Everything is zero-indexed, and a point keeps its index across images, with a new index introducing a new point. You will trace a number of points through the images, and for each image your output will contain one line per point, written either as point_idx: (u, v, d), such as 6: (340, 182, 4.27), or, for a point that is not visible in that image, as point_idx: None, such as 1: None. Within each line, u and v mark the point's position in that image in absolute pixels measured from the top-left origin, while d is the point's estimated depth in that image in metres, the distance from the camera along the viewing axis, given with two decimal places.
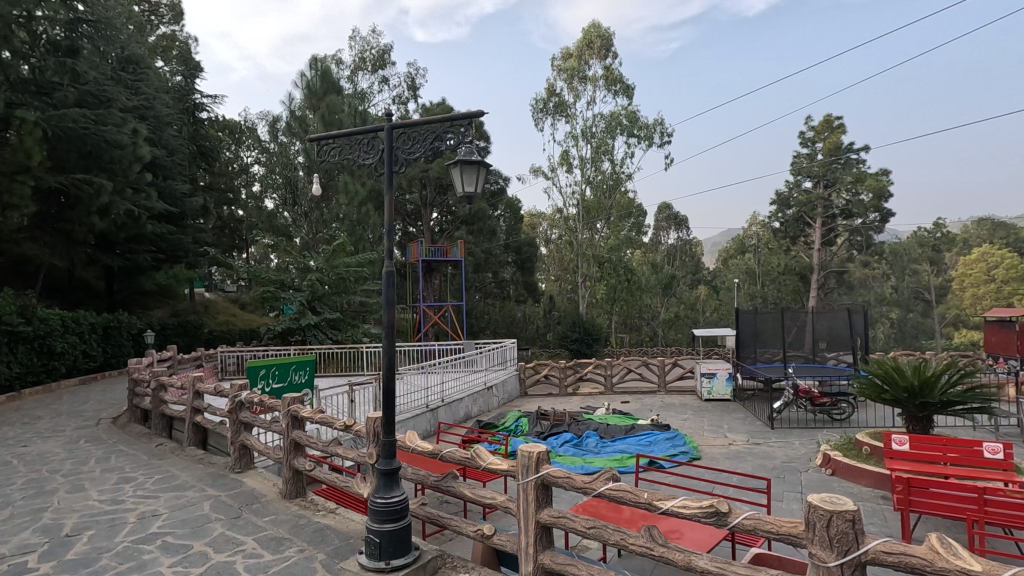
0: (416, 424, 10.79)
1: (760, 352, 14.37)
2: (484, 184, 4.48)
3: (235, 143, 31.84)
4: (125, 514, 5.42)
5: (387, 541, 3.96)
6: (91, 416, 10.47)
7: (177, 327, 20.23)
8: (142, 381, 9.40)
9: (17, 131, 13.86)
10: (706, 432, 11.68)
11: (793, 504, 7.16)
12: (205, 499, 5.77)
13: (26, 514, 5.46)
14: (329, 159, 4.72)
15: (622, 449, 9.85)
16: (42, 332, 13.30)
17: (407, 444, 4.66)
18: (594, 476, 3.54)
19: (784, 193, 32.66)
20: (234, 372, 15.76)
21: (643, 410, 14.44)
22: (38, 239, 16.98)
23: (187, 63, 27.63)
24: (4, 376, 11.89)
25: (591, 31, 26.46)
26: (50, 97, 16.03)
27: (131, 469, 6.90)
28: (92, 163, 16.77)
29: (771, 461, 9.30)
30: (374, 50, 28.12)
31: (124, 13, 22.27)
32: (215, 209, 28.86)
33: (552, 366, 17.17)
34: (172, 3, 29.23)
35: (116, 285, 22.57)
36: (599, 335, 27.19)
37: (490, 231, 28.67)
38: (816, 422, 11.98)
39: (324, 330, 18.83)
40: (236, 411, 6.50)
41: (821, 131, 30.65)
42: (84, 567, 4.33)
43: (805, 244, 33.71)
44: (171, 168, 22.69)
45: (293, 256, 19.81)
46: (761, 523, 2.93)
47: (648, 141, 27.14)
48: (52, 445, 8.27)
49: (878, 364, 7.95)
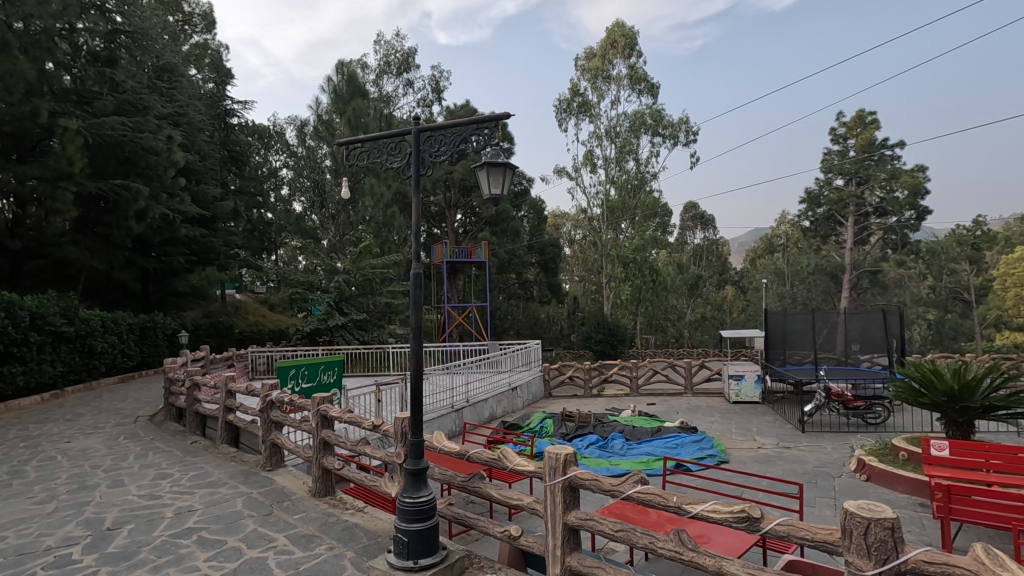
0: (442, 424, 10.91)
1: (790, 353, 14.14)
2: (510, 185, 4.49)
3: (264, 147, 32.49)
4: (162, 509, 5.60)
5: (415, 540, 4.00)
6: (129, 413, 10.84)
7: (209, 327, 20.81)
8: (177, 381, 9.67)
9: (60, 138, 14.49)
10: (735, 435, 11.51)
11: (826, 510, 7.00)
12: (239, 495, 5.92)
13: (70, 508, 5.67)
14: (356, 163, 4.82)
15: (648, 451, 9.77)
16: (84, 333, 13.84)
17: (435, 444, 4.69)
18: (622, 478, 3.51)
19: (814, 191, 31.94)
20: (264, 372, 16.19)
21: (669, 412, 14.27)
22: (80, 243, 17.66)
23: (219, 70, 28.39)
24: (47, 375, 12.39)
25: (615, 31, 26.35)
26: (90, 106, 16.70)
27: (166, 466, 7.11)
28: (130, 169, 17.42)
29: (802, 465, 9.09)
30: (399, 54, 28.43)
31: (159, 23, 23.03)
32: (245, 212, 29.60)
33: (577, 367, 17.10)
34: (204, 12, 29.92)
35: (152, 287, 23.32)
36: (624, 336, 27.02)
37: (514, 232, 28.57)
38: (850, 426, 11.68)
39: (351, 330, 19.13)
40: (267, 410, 6.63)
41: (853, 127, 29.66)
42: (125, 560, 4.46)
43: (837, 243, 32.95)
44: (203, 172, 23.31)
45: (321, 257, 20.22)
46: (795, 530, 2.87)
47: (673, 140, 26.88)
48: (94, 442, 8.58)
49: (915, 367, 7.69)
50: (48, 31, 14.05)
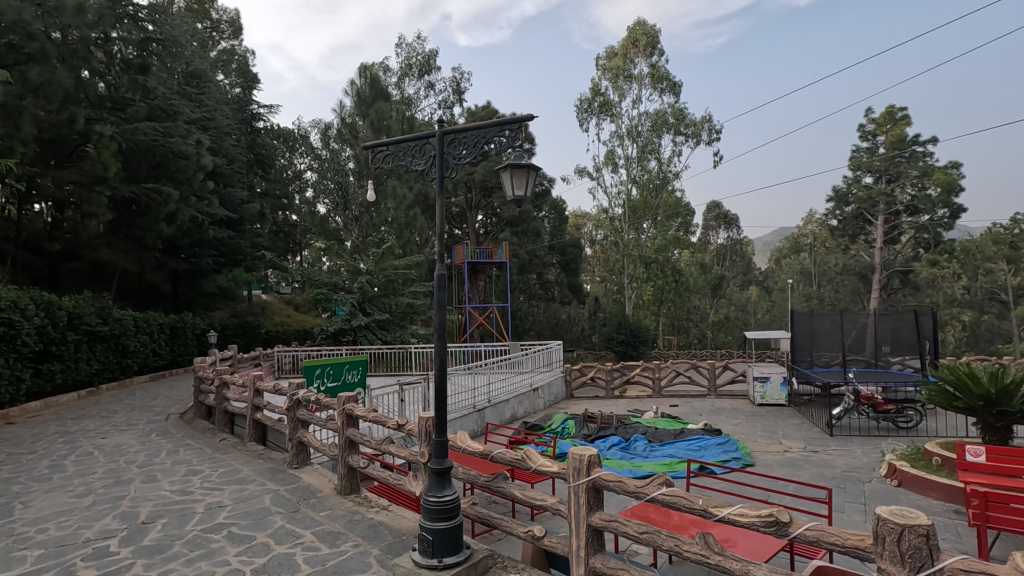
0: (464, 423, 11.00)
1: (818, 355, 13.88)
2: (533, 187, 4.51)
3: (290, 150, 33.10)
4: (194, 504, 5.75)
5: (439, 539, 4.03)
6: (161, 411, 11.14)
7: (237, 327, 21.30)
8: (206, 379, 9.92)
9: (95, 144, 14.98)
10: (760, 438, 11.34)
11: (855, 516, 6.86)
12: (266, 492, 6.04)
13: (106, 502, 5.87)
14: (381, 166, 4.85)
15: (671, 454, 9.69)
16: (117, 332, 14.30)
17: (459, 444, 4.72)
18: (647, 480, 3.48)
19: (842, 189, 31.27)
20: (289, 371, 16.52)
21: (692, 414, 14.13)
22: (113, 245, 18.20)
23: (245, 75, 29.06)
24: (84, 373, 12.81)
25: (636, 29, 26.21)
26: (124, 112, 17.23)
27: (197, 463, 7.28)
28: (161, 172, 17.93)
29: (830, 469, 8.91)
30: (420, 56, 28.67)
31: (188, 31, 23.62)
32: (271, 214, 30.19)
33: (599, 368, 17.03)
34: (231, 18, 30.60)
35: (182, 287, 23.93)
36: (645, 337, 26.86)
37: (535, 232, 28.52)
38: (880, 430, 11.39)
39: (374, 330, 19.36)
40: (294, 408, 6.77)
41: (883, 123, 28.92)
42: (159, 553, 4.60)
43: (866, 242, 32.05)
44: (231, 175, 23.80)
45: (345, 259, 20.53)
46: (824, 535, 2.81)
47: (695, 139, 26.61)
48: (128, 438, 8.86)
49: (950, 370, 7.47)
50: (85, 40, 14.56)
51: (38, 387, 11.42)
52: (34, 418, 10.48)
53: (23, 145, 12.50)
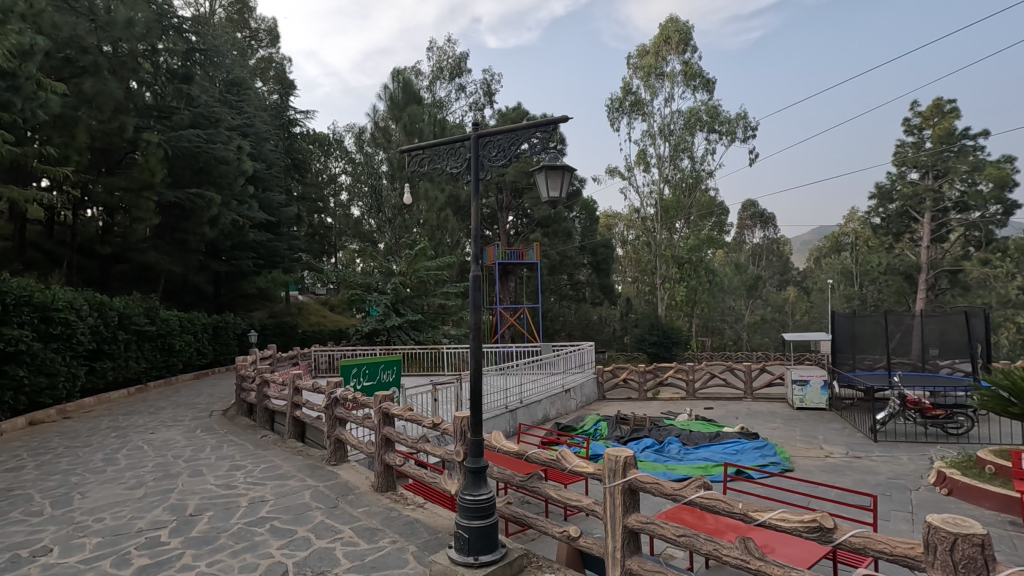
0: (497, 424, 11.09)
1: (860, 358, 13.44)
2: (568, 188, 4.52)
3: (325, 154, 33.82)
4: (238, 498, 5.95)
5: (475, 538, 4.08)
6: (204, 408, 11.56)
7: (275, 327, 21.92)
8: (248, 377, 10.25)
9: (143, 151, 15.65)
10: (799, 442, 11.06)
11: (902, 525, 6.63)
12: (306, 488, 6.21)
13: (157, 494, 6.14)
14: (417, 169, 4.87)
15: (706, 457, 9.53)
16: (164, 332, 14.91)
17: (494, 444, 4.75)
18: (685, 483, 3.43)
19: (885, 186, 30.11)
20: (325, 370, 16.92)
21: (728, 417, 13.87)
22: (160, 248, 18.98)
23: (282, 82, 29.91)
24: (133, 370, 13.38)
25: (669, 26, 25.85)
26: (169, 120, 17.95)
27: (240, 458, 7.53)
28: (203, 178, 18.62)
29: (875, 476, 8.62)
30: (451, 59, 28.94)
31: (229, 41, 24.39)
32: (307, 216, 30.97)
33: (632, 370, 16.86)
34: (269, 27, 31.44)
35: (224, 288, 24.80)
36: (678, 338, 26.60)
37: (566, 233, 28.38)
38: (928, 436, 10.95)
39: (407, 330, 19.65)
40: (332, 407, 6.95)
41: (930, 116, 27.79)
42: (207, 544, 4.79)
43: (911, 241, 30.78)
44: (269, 180, 24.52)
45: (378, 261, 20.93)
46: (871, 542, 2.72)
47: (730, 136, 26.10)
48: (175, 434, 9.23)
49: (1004, 374, 7.15)
50: (134, 52, 15.22)
51: (91, 383, 12.01)
52: (88, 413, 11.02)
53: (77, 154, 13.20)
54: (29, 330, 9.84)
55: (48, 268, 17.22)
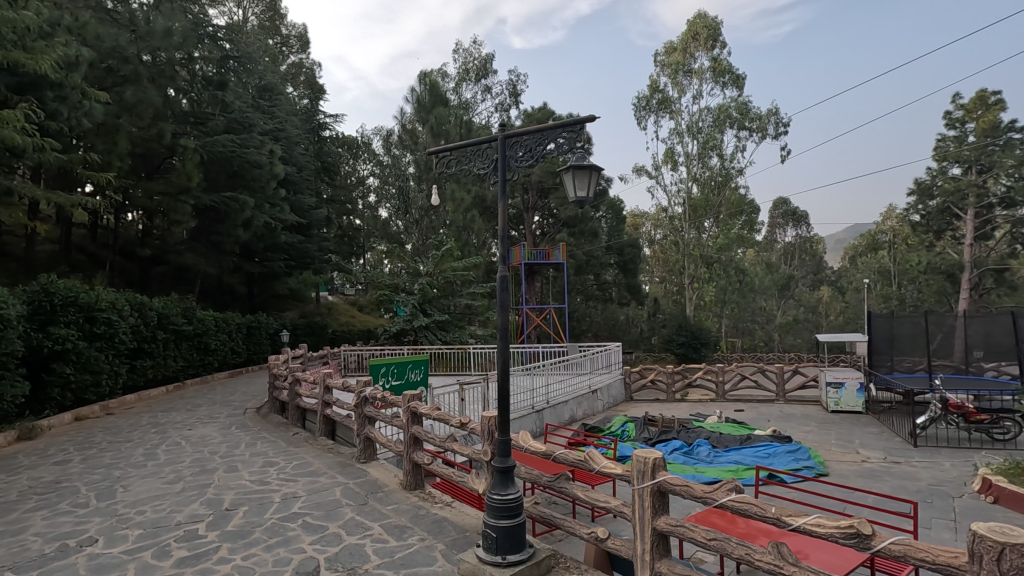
0: (524, 424, 11.10)
1: (899, 360, 13.00)
2: (596, 188, 4.49)
3: (353, 157, 34.39)
4: (271, 494, 6.10)
5: (502, 537, 4.09)
6: (238, 405, 11.87)
7: (306, 327, 22.37)
8: (280, 376, 10.49)
9: (181, 156, 16.15)
10: (834, 446, 10.77)
11: (944, 533, 6.39)
12: (336, 485, 6.32)
13: (195, 488, 6.34)
14: (444, 171, 4.90)
15: (736, 460, 9.37)
16: (200, 331, 15.37)
17: (521, 444, 4.76)
18: (715, 486, 3.37)
19: (925, 182, 29.05)
20: (355, 369, 17.20)
21: (759, 419, 13.59)
22: (196, 250, 19.57)
23: (312, 87, 30.52)
24: (172, 369, 13.83)
25: (697, 22, 25.45)
26: (205, 126, 18.50)
27: (273, 455, 7.71)
28: (237, 182, 19.13)
29: (915, 482, 8.32)
30: (477, 61, 29.07)
31: (261, 47, 24.99)
32: (336, 218, 31.56)
33: (660, 371, 16.65)
34: (300, 33, 32.12)
35: (256, 288, 25.43)
36: (707, 339, 26.21)
37: (592, 233, 28.18)
38: (971, 442, 10.51)
39: (434, 330, 19.83)
40: (361, 406, 7.05)
41: (973, 109, 26.70)
42: (242, 538, 4.92)
43: (953, 238, 29.63)
44: (300, 183, 25.06)
45: (405, 261, 21.17)
46: (911, 550, 2.64)
47: (761, 133, 25.55)
48: (211, 430, 9.51)
49: None
50: (172, 61, 15.72)
51: (132, 380, 12.46)
52: (129, 410, 11.43)
53: (119, 160, 13.74)
54: (75, 329, 10.27)
55: (92, 270, 17.96)
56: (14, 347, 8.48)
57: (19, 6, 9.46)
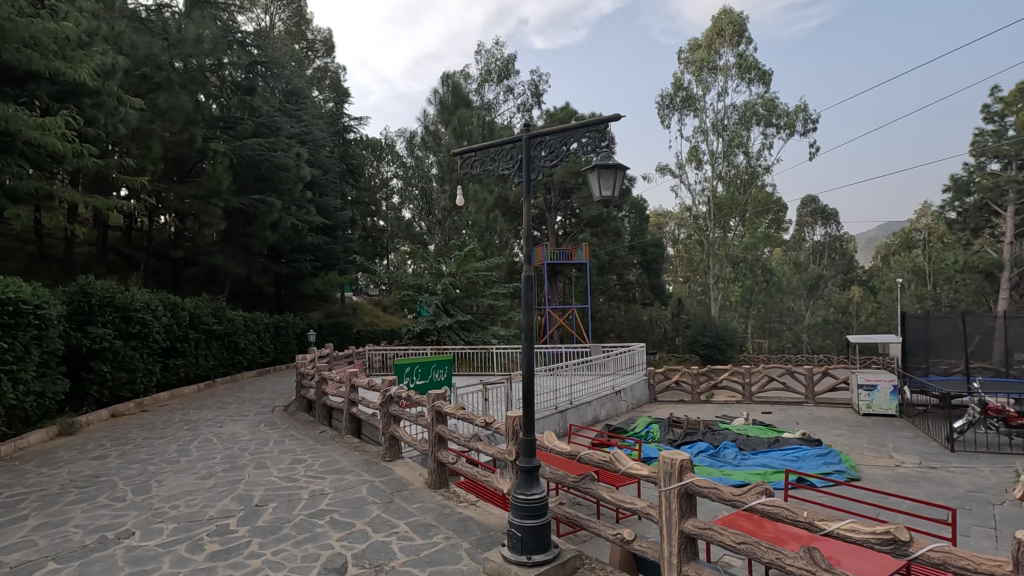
0: (547, 424, 11.10)
1: (935, 362, 12.58)
2: (621, 187, 4.46)
3: (377, 159, 34.81)
4: (299, 491, 6.21)
5: (528, 537, 4.09)
6: (267, 404, 12.12)
7: (332, 327, 22.71)
8: (307, 375, 10.67)
9: (211, 160, 16.56)
10: (866, 450, 10.49)
11: (984, 541, 6.17)
12: (363, 483, 6.41)
13: (226, 484, 6.49)
14: (469, 171, 4.90)
15: (764, 462, 9.20)
16: (230, 331, 15.74)
17: (546, 444, 4.75)
18: (744, 489, 3.31)
19: (962, 178, 28.07)
20: (379, 369, 17.38)
21: (788, 422, 13.32)
22: (226, 251, 20.04)
23: (337, 90, 30.96)
24: (203, 367, 14.20)
25: (722, 18, 25.07)
26: (234, 130, 18.90)
27: (300, 453, 7.85)
28: (266, 185, 19.56)
29: (952, 488, 8.06)
30: (499, 62, 29.13)
31: (288, 53, 25.47)
32: (360, 220, 31.98)
33: (685, 372, 16.42)
34: (325, 37, 32.65)
35: (284, 289, 25.93)
36: (732, 340, 25.84)
37: (615, 233, 27.97)
38: (1012, 447, 10.11)
39: (457, 330, 19.95)
40: (386, 404, 7.11)
41: (1013, 102, 25.70)
42: (272, 534, 5.02)
43: (992, 236, 28.54)
44: (325, 185, 25.45)
45: (428, 262, 21.33)
46: (952, 558, 2.55)
47: (789, 130, 25.03)
48: (241, 427, 9.73)
49: None
50: (202, 67, 16.11)
51: (166, 378, 12.83)
52: (162, 406, 11.78)
53: (153, 164, 14.18)
54: (112, 329, 10.62)
55: (127, 271, 18.54)
56: (55, 346, 8.82)
57: (58, 18, 9.81)
